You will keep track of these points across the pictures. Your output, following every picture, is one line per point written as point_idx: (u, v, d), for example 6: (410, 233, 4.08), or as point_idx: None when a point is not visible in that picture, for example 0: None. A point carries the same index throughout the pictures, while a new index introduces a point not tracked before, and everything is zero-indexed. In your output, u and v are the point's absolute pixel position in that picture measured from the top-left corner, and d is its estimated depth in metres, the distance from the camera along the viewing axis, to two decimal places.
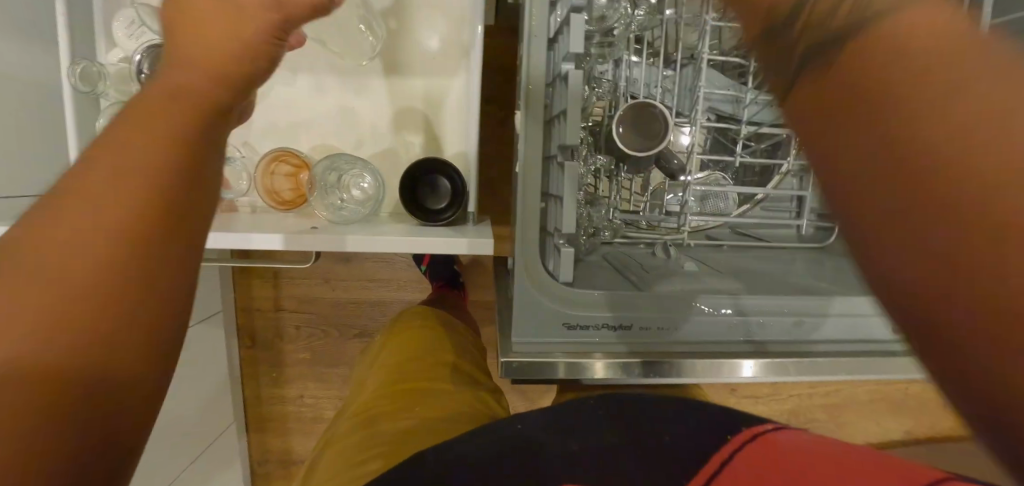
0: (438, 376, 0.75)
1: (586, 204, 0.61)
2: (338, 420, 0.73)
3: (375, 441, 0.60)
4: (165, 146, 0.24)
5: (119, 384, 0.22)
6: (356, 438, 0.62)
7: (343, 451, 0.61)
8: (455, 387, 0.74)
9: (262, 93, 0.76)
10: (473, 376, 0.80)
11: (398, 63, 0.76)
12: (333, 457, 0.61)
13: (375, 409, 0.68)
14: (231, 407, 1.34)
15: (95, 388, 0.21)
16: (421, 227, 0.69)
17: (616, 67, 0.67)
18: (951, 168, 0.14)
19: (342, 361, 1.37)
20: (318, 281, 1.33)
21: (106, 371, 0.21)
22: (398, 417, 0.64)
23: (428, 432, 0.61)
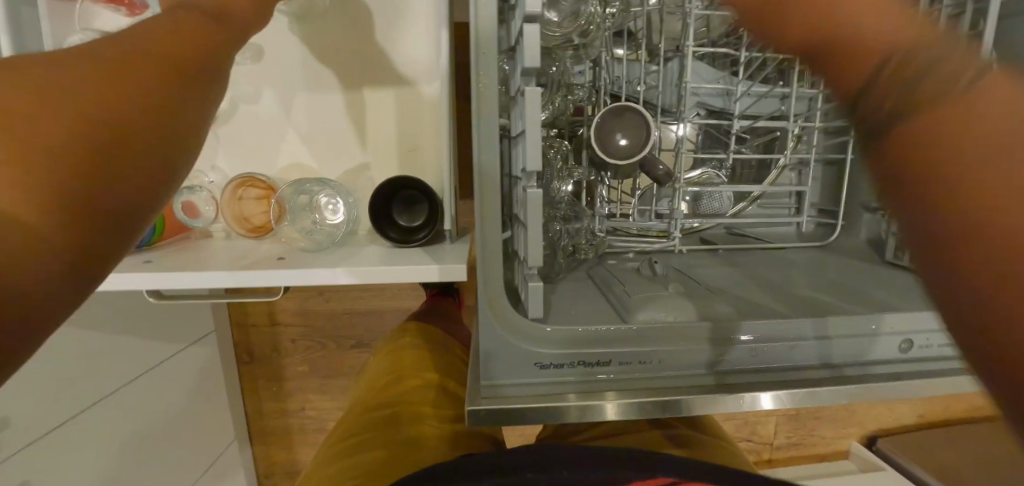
0: (420, 396, 0.73)
1: (561, 221, 0.58)
2: (324, 444, 0.69)
3: (365, 470, 0.58)
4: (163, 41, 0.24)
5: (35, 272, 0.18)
6: (334, 469, 0.60)
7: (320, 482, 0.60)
8: (437, 409, 0.71)
9: (226, 112, 0.73)
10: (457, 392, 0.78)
11: (366, 73, 0.72)
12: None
13: (364, 434, 0.65)
14: (232, 423, 1.34)
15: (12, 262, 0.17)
16: (395, 248, 0.65)
17: (594, 67, 0.62)
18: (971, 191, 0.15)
19: (341, 372, 1.35)
20: (311, 294, 1.30)
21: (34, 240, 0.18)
22: (376, 444, 0.62)
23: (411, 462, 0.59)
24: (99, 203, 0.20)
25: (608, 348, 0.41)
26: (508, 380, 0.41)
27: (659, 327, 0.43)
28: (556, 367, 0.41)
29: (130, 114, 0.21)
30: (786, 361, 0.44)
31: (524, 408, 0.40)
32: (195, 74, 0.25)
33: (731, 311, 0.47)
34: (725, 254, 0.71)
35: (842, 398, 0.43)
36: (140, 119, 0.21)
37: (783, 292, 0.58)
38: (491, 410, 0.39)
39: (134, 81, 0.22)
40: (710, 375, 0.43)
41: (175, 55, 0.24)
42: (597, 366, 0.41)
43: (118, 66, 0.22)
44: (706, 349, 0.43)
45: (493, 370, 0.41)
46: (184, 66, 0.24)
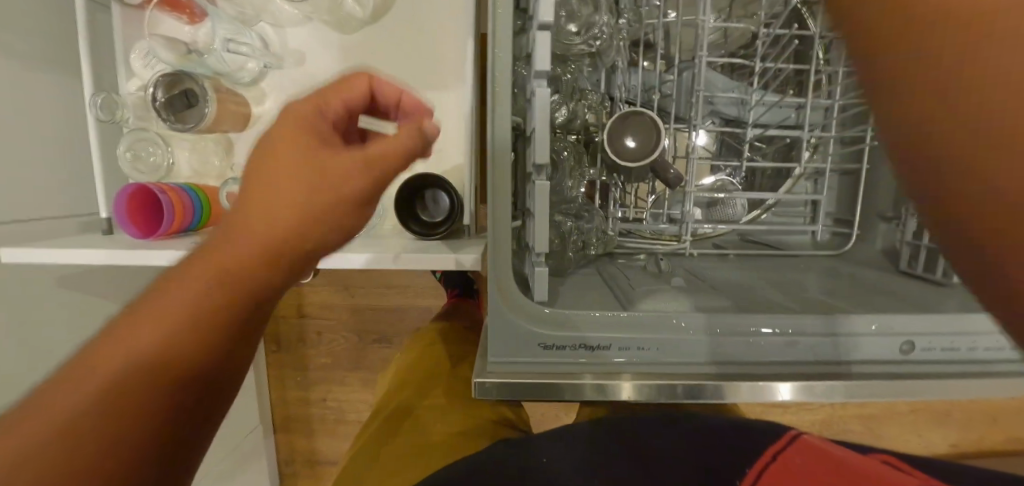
0: (432, 388, 0.76)
1: (572, 218, 0.61)
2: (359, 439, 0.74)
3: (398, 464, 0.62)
4: (242, 252, 0.34)
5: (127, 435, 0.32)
6: (354, 468, 0.66)
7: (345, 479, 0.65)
8: (448, 398, 0.74)
9: (270, 113, 0.80)
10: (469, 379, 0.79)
11: (397, 79, 0.78)
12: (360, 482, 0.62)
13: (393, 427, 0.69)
14: (258, 408, 1.40)
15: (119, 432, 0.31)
16: (416, 240, 0.69)
17: (610, 75, 0.65)
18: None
19: (362, 365, 1.40)
20: (336, 288, 1.37)
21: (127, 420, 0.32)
22: (391, 443, 0.66)
23: (420, 458, 0.62)
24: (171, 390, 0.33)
25: (609, 334, 0.44)
26: (516, 361, 0.44)
27: (660, 317, 0.45)
28: (558, 348, 0.43)
29: (191, 331, 0.33)
30: (785, 355, 0.45)
31: (527, 382, 0.43)
32: (243, 297, 0.35)
33: (732, 307, 0.48)
34: (737, 259, 0.72)
35: (838, 393, 0.45)
36: (199, 322, 0.33)
37: (789, 295, 0.59)
38: (497, 385, 0.43)
39: (210, 298, 0.33)
40: (709, 364, 0.45)
41: (243, 266, 0.34)
42: (598, 352, 0.44)
43: (205, 288, 0.34)
44: (704, 340, 0.44)
45: (502, 351, 0.44)
46: (243, 272, 0.34)
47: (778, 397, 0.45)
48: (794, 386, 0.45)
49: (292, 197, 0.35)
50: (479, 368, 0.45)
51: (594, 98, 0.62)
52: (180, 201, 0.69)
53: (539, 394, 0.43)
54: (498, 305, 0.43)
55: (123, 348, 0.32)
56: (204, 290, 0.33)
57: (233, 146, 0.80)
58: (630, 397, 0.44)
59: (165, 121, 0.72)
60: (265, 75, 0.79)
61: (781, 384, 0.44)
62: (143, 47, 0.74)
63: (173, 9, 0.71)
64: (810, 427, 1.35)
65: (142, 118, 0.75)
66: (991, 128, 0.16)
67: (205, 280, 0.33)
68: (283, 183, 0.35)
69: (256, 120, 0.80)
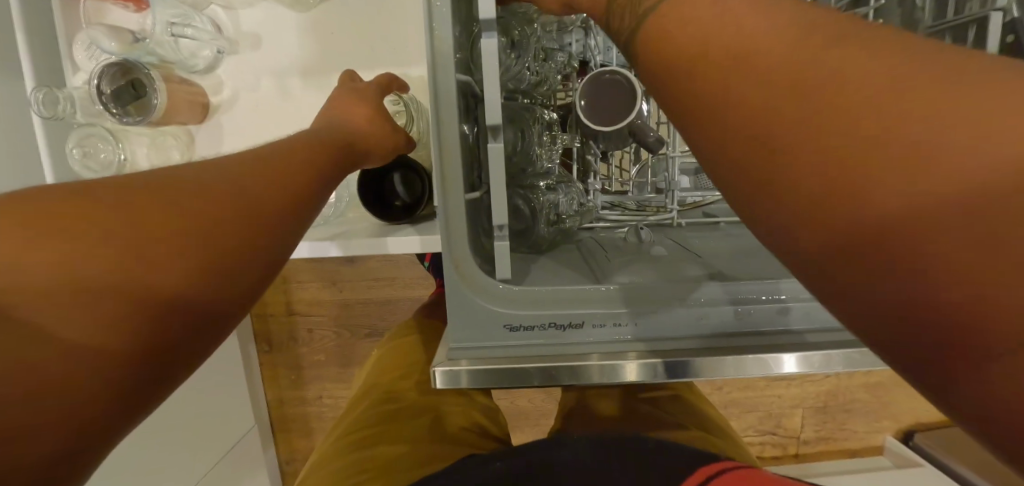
0: (432, 392, 0.73)
1: (545, 191, 0.56)
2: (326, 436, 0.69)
3: (361, 467, 0.57)
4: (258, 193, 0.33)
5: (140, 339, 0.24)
6: (349, 459, 0.60)
7: (334, 469, 0.59)
8: (449, 406, 0.72)
9: (229, 101, 0.76)
10: (469, 391, 0.77)
11: (358, 57, 0.73)
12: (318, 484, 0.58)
13: (363, 429, 0.65)
14: (253, 410, 1.38)
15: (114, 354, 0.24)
16: (388, 225, 0.66)
17: (583, 37, 0.61)
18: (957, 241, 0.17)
19: (357, 361, 1.38)
20: (324, 283, 1.33)
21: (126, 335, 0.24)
22: (395, 440, 0.62)
23: (431, 459, 0.60)
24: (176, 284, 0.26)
25: (580, 309, 0.40)
26: (483, 345, 0.40)
27: (638, 288, 0.41)
28: (525, 329, 0.40)
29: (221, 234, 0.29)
30: (775, 323, 0.42)
31: (495, 368, 0.39)
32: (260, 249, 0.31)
33: (715, 274, 0.44)
34: (728, 227, 0.68)
35: (836, 364, 0.42)
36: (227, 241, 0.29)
37: (784, 261, 0.56)
38: (462, 371, 0.39)
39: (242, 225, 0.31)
40: (695, 334, 0.41)
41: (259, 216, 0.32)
42: (571, 330, 0.40)
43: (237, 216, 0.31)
44: (687, 310, 0.41)
45: (466, 336, 0.40)
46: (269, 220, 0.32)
47: (786, 369, 0.41)
48: (789, 357, 0.41)
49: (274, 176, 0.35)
50: (441, 354, 0.41)
51: (561, 59, 0.57)
52: None
53: (508, 380, 0.39)
54: (457, 287, 0.39)
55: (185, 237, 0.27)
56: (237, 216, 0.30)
57: (194, 139, 0.76)
58: (639, 376, 0.40)
59: (114, 114, 0.68)
60: (220, 62, 0.74)
61: (778, 357, 0.41)
62: (85, 38, 0.69)
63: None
64: (816, 398, 1.32)
65: (89, 114, 0.71)
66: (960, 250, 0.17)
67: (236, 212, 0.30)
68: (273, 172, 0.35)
69: (215, 109, 0.76)
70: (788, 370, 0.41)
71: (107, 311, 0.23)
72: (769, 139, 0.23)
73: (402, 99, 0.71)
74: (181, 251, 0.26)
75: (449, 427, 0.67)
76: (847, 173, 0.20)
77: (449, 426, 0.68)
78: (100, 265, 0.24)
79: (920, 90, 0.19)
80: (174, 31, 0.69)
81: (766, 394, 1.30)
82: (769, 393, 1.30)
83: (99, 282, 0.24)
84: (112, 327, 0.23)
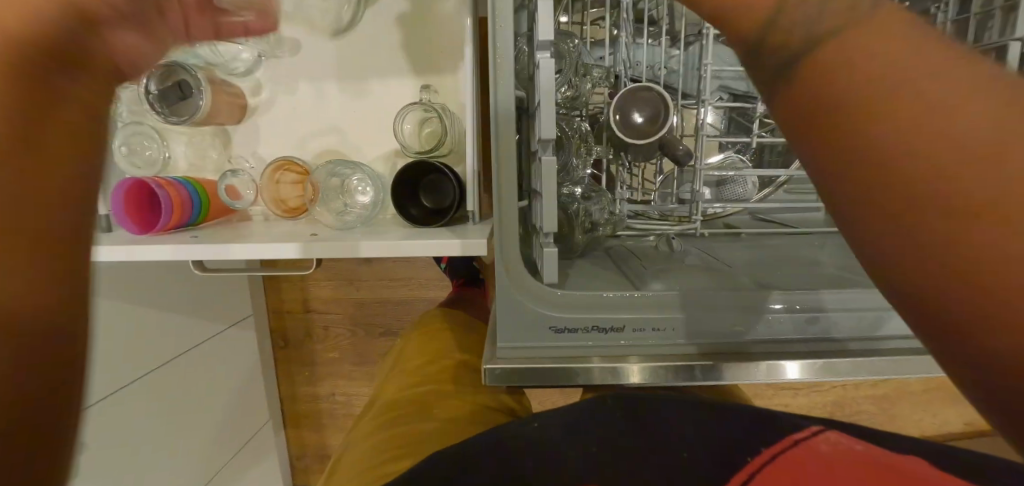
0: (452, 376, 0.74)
1: (578, 199, 0.58)
2: (357, 423, 0.71)
3: (393, 445, 0.59)
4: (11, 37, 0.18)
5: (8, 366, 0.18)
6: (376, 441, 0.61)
7: (363, 451, 0.61)
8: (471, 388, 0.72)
9: (266, 103, 0.78)
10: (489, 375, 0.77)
11: (393, 64, 0.76)
12: (353, 463, 0.60)
13: (393, 412, 0.67)
14: (267, 404, 1.40)
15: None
16: (420, 227, 0.68)
17: (614, 52, 0.63)
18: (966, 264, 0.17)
19: (370, 359, 1.40)
20: (340, 282, 1.35)
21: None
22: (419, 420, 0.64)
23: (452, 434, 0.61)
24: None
25: (620, 314, 0.42)
26: (528, 345, 0.42)
27: (675, 296, 0.43)
28: (569, 332, 0.42)
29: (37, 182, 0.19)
30: (803, 331, 0.44)
31: (541, 368, 0.41)
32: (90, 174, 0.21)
33: (743, 283, 0.47)
34: (749, 238, 0.70)
35: (859, 373, 0.44)
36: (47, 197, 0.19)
37: (807, 272, 0.58)
38: (509, 370, 0.41)
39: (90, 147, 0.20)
40: (726, 340, 0.43)
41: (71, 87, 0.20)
42: (611, 333, 0.42)
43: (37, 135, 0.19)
44: (720, 317, 0.43)
45: (513, 336, 0.42)
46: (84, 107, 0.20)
47: (812, 378, 0.43)
48: (817, 367, 0.43)
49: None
50: (488, 354, 0.43)
51: (596, 73, 0.59)
52: (177, 195, 0.67)
53: (555, 379, 0.42)
54: (507, 290, 0.41)
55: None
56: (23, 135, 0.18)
57: (231, 138, 0.78)
58: (675, 379, 0.42)
59: (158, 113, 0.70)
60: (259, 65, 0.77)
61: (808, 367, 0.43)
62: None
63: None
64: (822, 408, 1.33)
65: (135, 112, 0.75)
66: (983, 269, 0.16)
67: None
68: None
69: (252, 110, 0.78)
70: (817, 377, 0.43)
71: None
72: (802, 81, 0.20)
73: (431, 106, 0.72)
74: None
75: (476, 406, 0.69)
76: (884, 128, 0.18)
77: (477, 404, 0.69)
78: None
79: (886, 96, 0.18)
80: None
81: (773, 404, 1.32)
82: (776, 402, 1.32)
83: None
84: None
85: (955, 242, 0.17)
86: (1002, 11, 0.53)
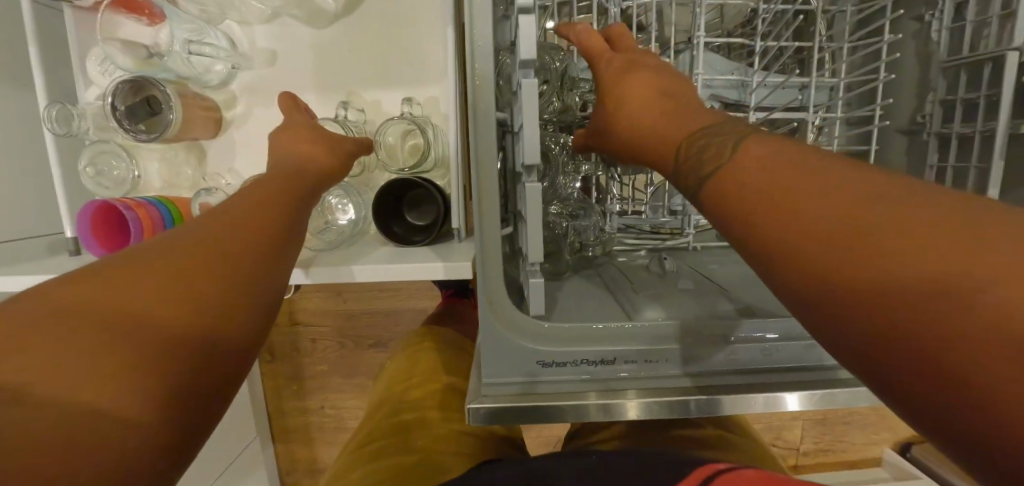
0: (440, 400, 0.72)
1: (566, 218, 0.56)
2: (343, 450, 0.69)
3: (376, 478, 0.56)
4: (233, 233, 0.31)
5: (167, 388, 0.22)
6: (358, 471, 0.60)
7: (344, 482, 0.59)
8: (458, 414, 0.70)
9: (242, 116, 0.75)
10: None
11: (374, 75, 0.73)
12: None
13: (378, 441, 0.64)
14: (254, 420, 1.37)
15: (142, 412, 0.21)
16: (403, 247, 0.66)
17: None
18: (925, 303, 0.18)
19: (359, 372, 1.37)
20: (328, 294, 1.32)
21: (140, 408, 0.21)
22: (402, 447, 0.62)
23: (434, 466, 0.58)
24: (190, 342, 0.24)
25: (611, 345, 0.40)
26: (516, 380, 0.40)
27: (669, 325, 0.41)
28: (558, 365, 0.40)
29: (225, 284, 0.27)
30: (801, 359, 0.42)
31: (528, 405, 0.39)
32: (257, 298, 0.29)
33: (737, 309, 0.45)
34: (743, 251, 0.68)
35: (858, 399, 0.42)
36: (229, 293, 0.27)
37: None
38: (495, 409, 0.39)
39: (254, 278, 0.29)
40: (721, 372, 0.41)
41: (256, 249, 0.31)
42: (602, 366, 0.40)
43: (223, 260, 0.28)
44: (715, 347, 0.41)
45: (500, 371, 0.40)
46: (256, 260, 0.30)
47: (809, 406, 0.41)
48: (814, 394, 0.42)
49: (247, 216, 0.34)
50: (472, 390, 0.41)
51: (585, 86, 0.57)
52: (147, 216, 0.64)
53: (542, 416, 0.39)
54: (492, 324, 0.39)
55: (166, 279, 0.25)
56: (227, 262, 0.28)
57: (205, 154, 0.75)
58: (669, 413, 0.40)
59: (127, 131, 0.67)
60: (234, 77, 0.74)
61: (805, 395, 0.41)
62: (99, 53, 0.69)
63: (131, 9, 0.66)
64: (816, 412, 1.33)
65: (102, 129, 0.71)
66: (955, 315, 0.17)
67: (214, 255, 0.28)
68: (245, 214, 0.34)
69: (228, 124, 0.75)
70: (814, 406, 0.41)
71: (129, 377, 0.21)
72: (727, 183, 0.27)
73: (413, 119, 0.70)
74: (166, 301, 0.24)
75: (465, 435, 0.66)
76: (809, 203, 0.23)
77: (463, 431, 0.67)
78: (104, 343, 0.21)
79: (790, 180, 0.24)
80: (191, 48, 0.69)
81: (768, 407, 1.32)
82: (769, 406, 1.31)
83: (119, 349, 0.21)
84: (154, 372, 0.22)
85: (913, 284, 0.18)
86: (998, 19, 0.51)
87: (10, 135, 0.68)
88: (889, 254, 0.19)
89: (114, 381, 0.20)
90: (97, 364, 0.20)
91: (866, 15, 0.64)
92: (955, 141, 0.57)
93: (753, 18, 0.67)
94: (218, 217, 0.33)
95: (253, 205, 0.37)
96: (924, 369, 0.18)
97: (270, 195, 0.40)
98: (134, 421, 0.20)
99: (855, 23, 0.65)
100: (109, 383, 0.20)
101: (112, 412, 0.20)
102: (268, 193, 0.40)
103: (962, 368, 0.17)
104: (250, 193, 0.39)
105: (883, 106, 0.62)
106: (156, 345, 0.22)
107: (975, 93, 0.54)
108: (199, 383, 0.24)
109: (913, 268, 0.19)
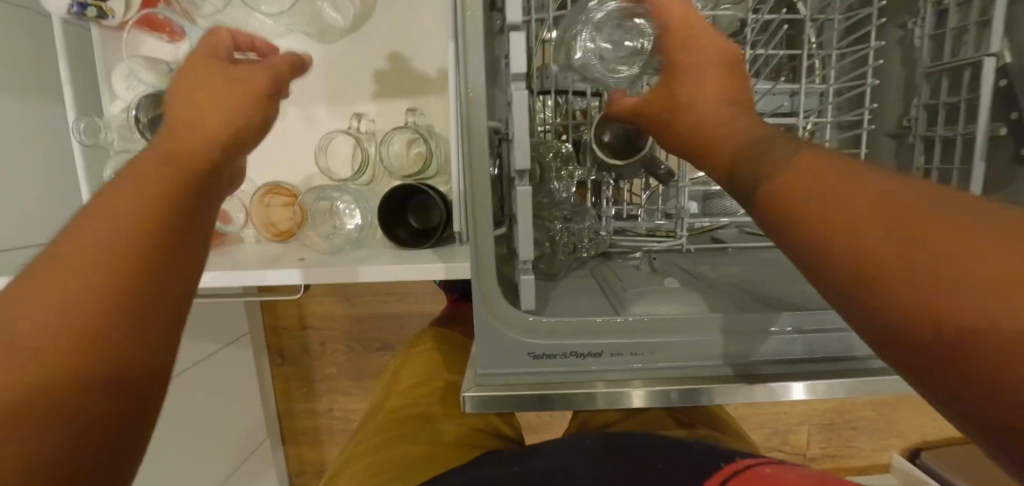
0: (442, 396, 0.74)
1: (561, 220, 0.59)
2: (349, 444, 0.72)
3: (378, 470, 0.59)
4: (169, 176, 0.27)
5: (106, 378, 0.20)
6: (362, 462, 0.62)
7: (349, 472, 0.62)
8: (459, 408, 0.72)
9: None
10: None
11: (380, 86, 0.77)
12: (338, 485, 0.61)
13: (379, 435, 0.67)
14: (265, 421, 1.40)
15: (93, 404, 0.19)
16: (407, 250, 0.69)
17: None
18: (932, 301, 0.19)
19: (367, 375, 1.40)
20: (336, 298, 1.36)
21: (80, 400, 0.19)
22: (403, 440, 0.65)
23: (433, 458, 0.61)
24: (106, 326, 0.20)
25: (599, 338, 0.43)
26: (509, 371, 0.43)
27: (654, 319, 0.44)
28: (549, 357, 0.42)
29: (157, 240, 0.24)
30: (783, 353, 0.44)
31: (520, 394, 0.42)
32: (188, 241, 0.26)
33: (722, 305, 0.47)
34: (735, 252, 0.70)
35: (835, 391, 0.44)
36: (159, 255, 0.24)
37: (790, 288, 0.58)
38: (489, 398, 0.42)
39: (188, 232, 0.26)
40: (703, 365, 0.44)
41: (189, 190, 0.27)
42: (590, 358, 0.43)
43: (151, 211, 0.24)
44: (697, 341, 0.43)
45: (494, 362, 0.43)
46: (186, 204, 0.26)
47: (787, 396, 0.44)
48: (792, 385, 0.44)
49: (178, 146, 0.29)
50: (468, 381, 0.44)
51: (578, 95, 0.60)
52: None
53: (533, 404, 0.42)
54: (486, 318, 0.42)
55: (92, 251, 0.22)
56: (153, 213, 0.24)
57: None
58: (653, 403, 0.43)
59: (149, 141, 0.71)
60: None
61: (783, 385, 0.43)
62: (124, 70, 0.74)
63: (154, 28, 0.70)
64: (822, 416, 1.32)
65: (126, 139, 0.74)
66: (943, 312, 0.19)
67: (139, 205, 0.24)
68: (179, 145, 0.30)
69: None
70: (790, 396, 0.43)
71: (58, 378, 0.19)
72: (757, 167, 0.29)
73: (417, 128, 0.73)
74: (80, 284, 0.20)
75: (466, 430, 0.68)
76: (830, 201, 0.24)
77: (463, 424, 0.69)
78: (25, 352, 0.18)
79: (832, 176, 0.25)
80: None
81: (772, 411, 1.32)
82: (773, 410, 1.31)
83: (42, 363, 0.18)
84: (71, 381, 0.19)
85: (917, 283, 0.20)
86: (975, 26, 0.53)
87: (42, 147, 0.73)
88: (906, 253, 0.21)
89: (49, 388, 0.18)
90: (25, 368, 0.18)
91: (853, 23, 0.67)
92: (940, 144, 0.58)
93: (743, 28, 0.70)
94: (151, 151, 0.28)
95: (194, 127, 0.31)
96: (921, 355, 0.20)
97: (201, 107, 0.33)
98: (73, 419, 0.19)
99: (842, 30, 0.68)
100: (46, 392, 0.18)
101: (66, 417, 0.18)
102: (195, 101, 0.33)
103: (957, 359, 0.19)
104: (181, 104, 0.33)
105: (870, 110, 0.64)
106: (84, 332, 0.20)
107: (957, 96, 0.56)
108: (149, 363, 0.22)
109: (907, 265, 0.20)
